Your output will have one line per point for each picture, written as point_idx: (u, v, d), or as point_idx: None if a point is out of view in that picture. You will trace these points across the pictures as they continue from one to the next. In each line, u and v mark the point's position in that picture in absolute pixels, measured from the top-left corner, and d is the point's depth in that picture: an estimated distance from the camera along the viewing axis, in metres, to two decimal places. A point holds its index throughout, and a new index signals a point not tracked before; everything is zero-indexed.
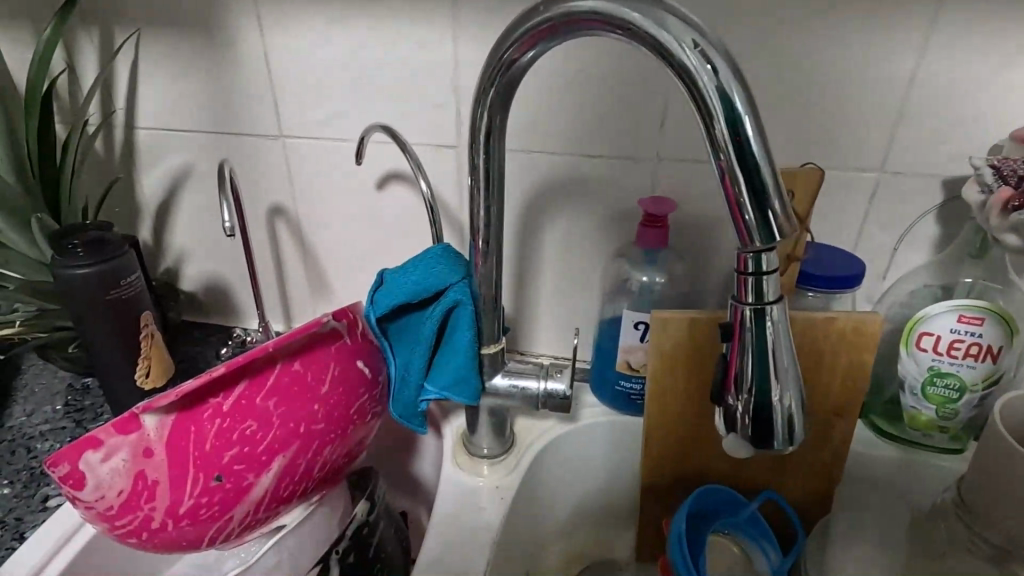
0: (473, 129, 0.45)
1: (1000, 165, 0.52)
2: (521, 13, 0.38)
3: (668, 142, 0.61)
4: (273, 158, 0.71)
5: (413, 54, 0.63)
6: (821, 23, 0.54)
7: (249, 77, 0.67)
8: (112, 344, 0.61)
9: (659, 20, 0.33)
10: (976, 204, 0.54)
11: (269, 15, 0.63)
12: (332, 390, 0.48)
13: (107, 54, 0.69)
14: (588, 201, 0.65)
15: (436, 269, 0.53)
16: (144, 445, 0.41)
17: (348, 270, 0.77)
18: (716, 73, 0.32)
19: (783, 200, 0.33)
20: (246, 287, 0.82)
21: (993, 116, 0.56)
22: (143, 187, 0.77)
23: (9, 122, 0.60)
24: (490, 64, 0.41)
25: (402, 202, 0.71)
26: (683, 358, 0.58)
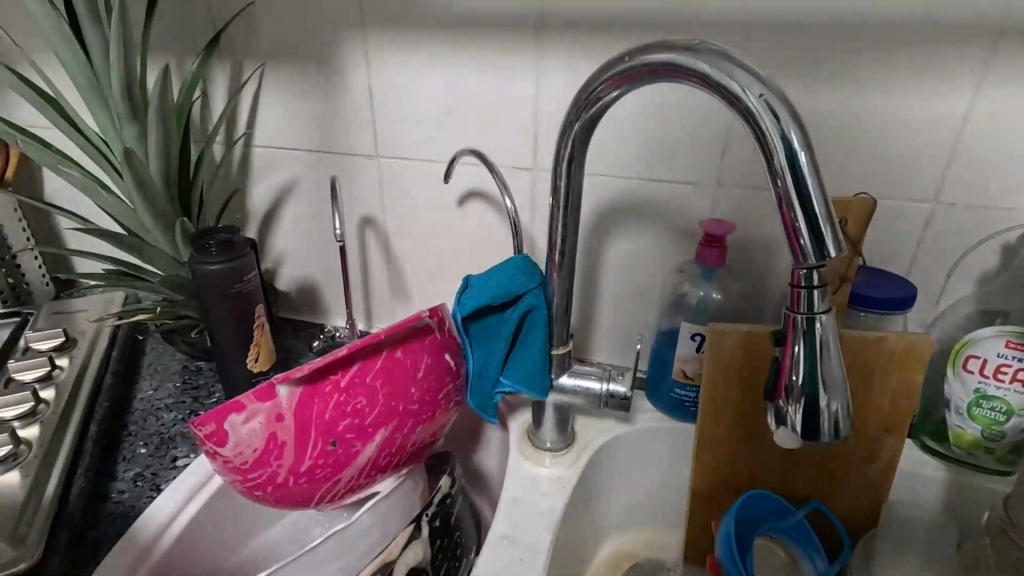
0: (557, 156, 0.52)
1: None
2: (608, 61, 0.45)
3: (728, 170, 0.67)
4: (368, 176, 0.81)
5: (499, 86, 0.71)
6: (877, 65, 0.59)
7: (354, 104, 0.77)
8: (232, 331, 0.71)
9: (728, 72, 0.39)
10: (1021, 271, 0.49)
11: (376, 53, 0.73)
12: (426, 376, 0.55)
13: (235, 84, 0.81)
14: (651, 221, 0.71)
15: (516, 275, 0.60)
16: (278, 411, 0.49)
17: (427, 276, 0.85)
18: (777, 118, 0.38)
19: (835, 226, 0.38)
20: (334, 289, 0.92)
21: None
22: (254, 198, 0.88)
23: (166, 141, 0.68)
24: (579, 102, 0.48)
25: (480, 218, 0.79)
26: (737, 368, 0.63)
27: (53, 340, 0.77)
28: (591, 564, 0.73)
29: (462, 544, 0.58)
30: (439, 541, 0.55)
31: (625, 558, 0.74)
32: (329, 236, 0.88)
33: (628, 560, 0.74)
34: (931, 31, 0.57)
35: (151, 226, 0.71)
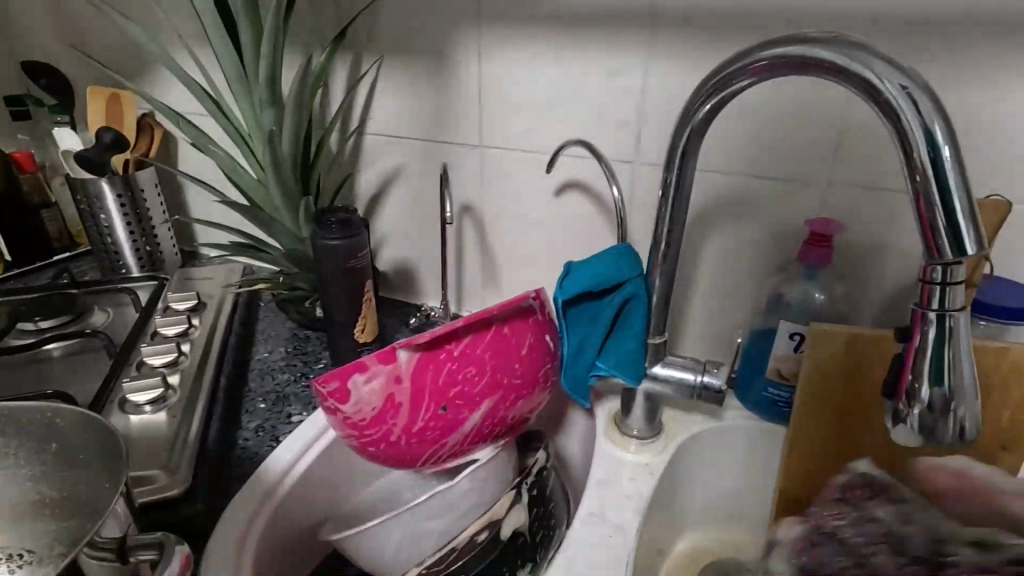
0: (672, 148, 0.53)
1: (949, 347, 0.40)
2: (737, 54, 0.46)
3: (840, 169, 0.65)
4: (471, 164, 0.85)
5: (606, 80, 0.73)
6: (1017, 63, 0.56)
7: (463, 95, 0.81)
8: (344, 302, 0.77)
9: (867, 63, 0.39)
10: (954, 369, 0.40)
11: (488, 47, 0.77)
12: (529, 353, 0.58)
13: (353, 75, 0.87)
14: (753, 218, 0.70)
15: (617, 264, 0.62)
16: (396, 373, 0.53)
17: (519, 263, 0.88)
18: (919, 111, 0.38)
19: (976, 224, 0.37)
20: (428, 271, 0.97)
21: None
22: (362, 181, 0.94)
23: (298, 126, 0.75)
24: (701, 93, 0.49)
25: (576, 208, 0.81)
26: (838, 371, 0.62)
27: (187, 302, 0.85)
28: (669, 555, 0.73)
29: (553, 517, 0.61)
30: (536, 510, 0.59)
31: (702, 553, 0.74)
32: (429, 221, 0.93)
33: (706, 556, 0.74)
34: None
35: (280, 203, 0.78)
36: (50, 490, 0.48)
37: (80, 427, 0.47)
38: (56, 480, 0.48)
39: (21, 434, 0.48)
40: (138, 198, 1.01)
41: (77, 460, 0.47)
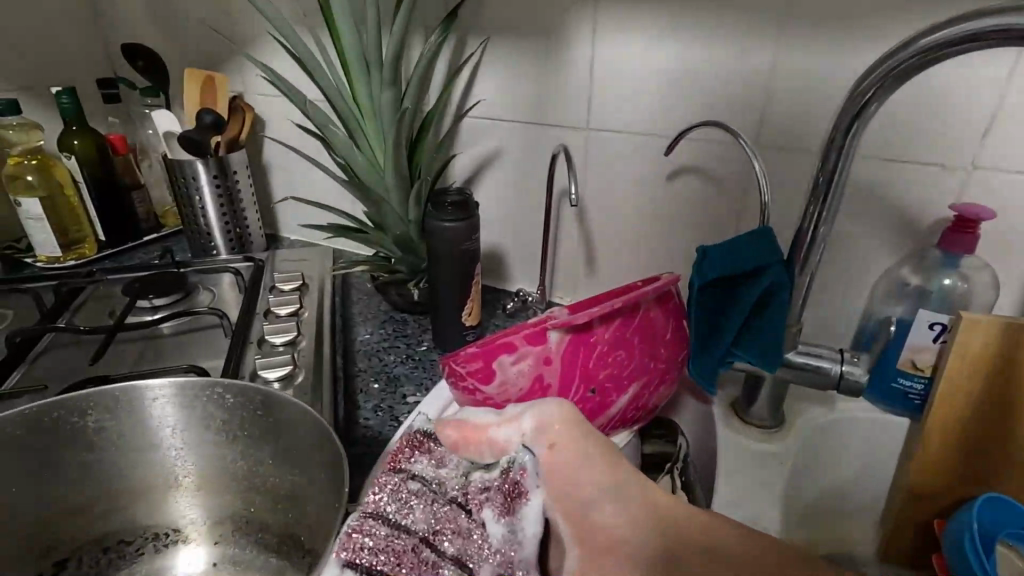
0: (849, 113, 0.51)
1: None
2: (965, 15, 0.43)
3: (990, 153, 0.62)
4: (575, 147, 0.84)
5: (731, 61, 0.71)
6: None
7: (573, 78, 0.80)
8: (455, 284, 0.77)
9: None
10: None
11: (605, 26, 0.75)
12: (672, 338, 0.58)
13: (458, 57, 0.86)
14: (885, 205, 0.68)
15: (757, 250, 0.60)
16: (546, 355, 0.53)
17: (620, 249, 0.87)
18: None
19: None
20: (520, 256, 0.96)
21: None
22: (457, 165, 0.94)
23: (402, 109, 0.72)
24: (906, 55, 0.47)
25: (686, 193, 0.79)
26: (990, 362, 0.59)
27: (293, 283, 0.86)
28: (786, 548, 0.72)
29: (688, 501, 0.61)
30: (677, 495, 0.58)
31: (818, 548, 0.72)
32: (525, 207, 0.92)
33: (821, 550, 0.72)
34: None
35: (394, 182, 0.78)
36: (246, 460, 0.59)
37: (269, 410, 0.55)
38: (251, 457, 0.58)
39: (214, 410, 0.57)
40: (231, 181, 1.02)
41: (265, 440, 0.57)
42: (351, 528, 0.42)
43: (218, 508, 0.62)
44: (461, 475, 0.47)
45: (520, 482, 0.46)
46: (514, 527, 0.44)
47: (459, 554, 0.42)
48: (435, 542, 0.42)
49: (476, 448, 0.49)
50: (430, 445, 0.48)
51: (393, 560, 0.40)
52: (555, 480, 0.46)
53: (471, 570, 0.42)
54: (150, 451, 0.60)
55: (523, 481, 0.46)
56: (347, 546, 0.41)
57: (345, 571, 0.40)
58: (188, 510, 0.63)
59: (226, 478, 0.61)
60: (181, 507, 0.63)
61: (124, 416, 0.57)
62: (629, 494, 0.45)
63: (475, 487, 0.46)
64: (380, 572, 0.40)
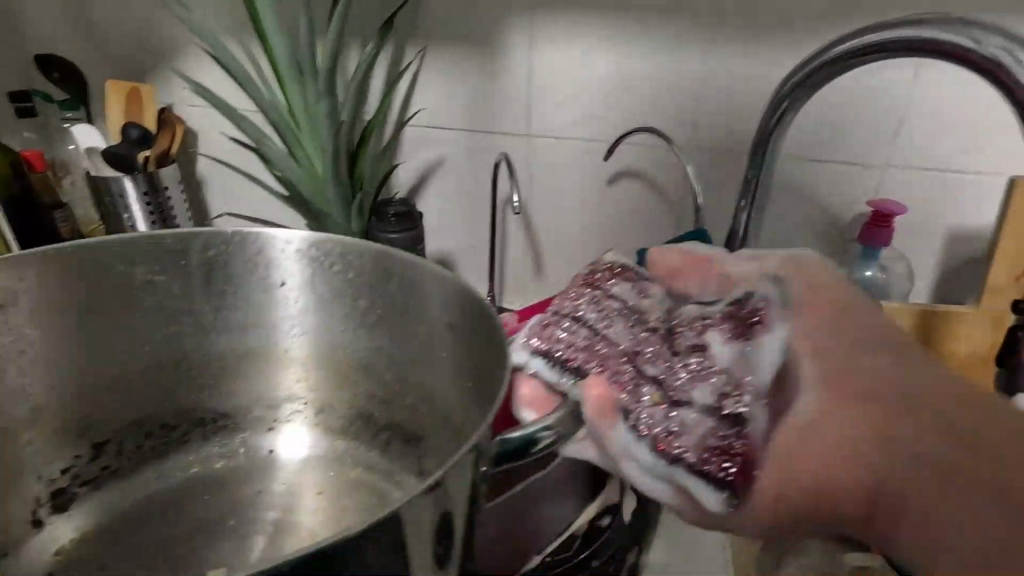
0: (766, 124, 0.54)
1: None
2: (866, 29, 0.48)
3: (900, 151, 0.67)
4: (518, 152, 0.84)
5: (664, 66, 0.73)
6: None
7: (513, 84, 0.81)
8: None
9: (976, 37, 0.44)
10: None
11: (543, 34, 0.77)
12: None
13: (397, 66, 0.85)
14: (810, 202, 0.72)
15: None
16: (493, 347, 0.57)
17: (566, 252, 0.88)
18: None
19: None
20: (469, 263, 0.96)
21: None
22: (401, 174, 0.93)
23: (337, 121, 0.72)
24: (817, 67, 0.50)
25: (627, 195, 0.81)
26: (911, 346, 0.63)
27: None
28: None
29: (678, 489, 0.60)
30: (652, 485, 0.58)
31: None
32: (472, 213, 0.92)
33: None
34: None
35: (333, 195, 0.76)
36: (356, 330, 0.64)
37: (401, 282, 0.58)
38: (348, 267, 0.60)
39: (323, 270, 0.61)
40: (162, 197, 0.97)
41: (396, 297, 0.60)
42: (546, 321, 0.47)
43: (337, 389, 0.69)
44: (669, 307, 0.46)
45: (761, 312, 0.42)
46: (744, 351, 0.41)
47: (659, 377, 0.42)
48: (640, 357, 0.43)
49: (692, 282, 0.48)
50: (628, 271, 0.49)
51: (585, 353, 0.44)
52: (806, 321, 0.42)
53: (684, 403, 0.40)
54: (273, 319, 0.66)
55: (766, 313, 0.42)
56: (542, 335, 0.47)
57: (535, 356, 0.46)
58: (290, 387, 0.70)
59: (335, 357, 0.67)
60: (287, 381, 0.70)
61: (248, 267, 0.62)
62: (916, 356, 0.41)
63: (693, 317, 0.44)
64: (568, 362, 0.44)
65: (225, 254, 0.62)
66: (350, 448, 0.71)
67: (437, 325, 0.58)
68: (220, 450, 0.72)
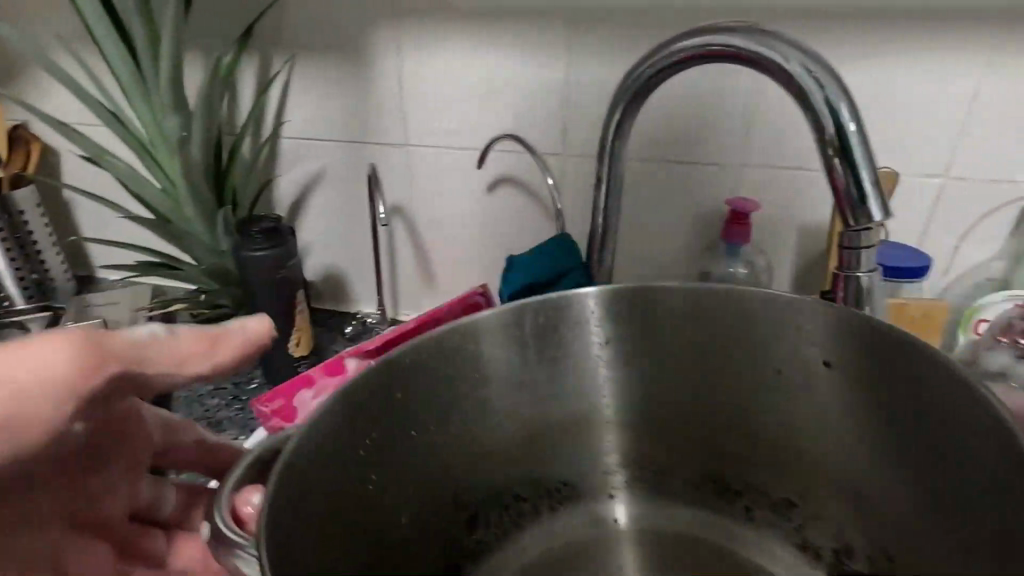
0: (604, 134, 0.55)
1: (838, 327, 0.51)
2: (665, 42, 0.48)
3: (752, 151, 0.70)
4: (398, 162, 0.83)
5: (530, 73, 0.73)
6: (897, 49, 0.61)
7: (385, 94, 0.79)
8: (274, 316, 0.73)
9: (778, 51, 0.43)
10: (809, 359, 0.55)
11: (408, 42, 0.75)
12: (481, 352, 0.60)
13: (265, 77, 0.82)
14: (677, 202, 0.74)
15: (557, 257, 0.63)
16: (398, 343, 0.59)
17: (456, 260, 0.88)
18: (825, 91, 0.42)
19: (886, 207, 0.43)
20: (361, 276, 0.94)
21: None
22: (281, 188, 0.89)
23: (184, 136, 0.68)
24: (634, 80, 0.51)
25: (509, 202, 0.82)
26: None
27: (93, 331, 0.77)
28: None
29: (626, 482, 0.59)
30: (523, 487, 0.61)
31: None
32: (357, 223, 0.90)
33: None
34: (955, 13, 0.59)
35: (195, 214, 0.73)
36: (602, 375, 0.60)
37: (645, 313, 0.57)
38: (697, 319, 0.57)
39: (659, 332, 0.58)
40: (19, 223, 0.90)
41: (754, 346, 0.57)
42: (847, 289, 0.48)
43: (675, 452, 0.63)
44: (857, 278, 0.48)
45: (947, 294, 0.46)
46: None
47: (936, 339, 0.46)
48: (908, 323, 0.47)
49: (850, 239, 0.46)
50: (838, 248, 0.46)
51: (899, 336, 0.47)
52: None
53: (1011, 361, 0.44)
54: (638, 363, 0.59)
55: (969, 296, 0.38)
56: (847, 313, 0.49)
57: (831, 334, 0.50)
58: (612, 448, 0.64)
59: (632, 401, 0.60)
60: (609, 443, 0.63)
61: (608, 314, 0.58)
62: None
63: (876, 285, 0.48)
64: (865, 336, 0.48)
65: (557, 313, 0.57)
66: (718, 520, 0.63)
67: (804, 403, 0.56)
68: (569, 522, 0.65)
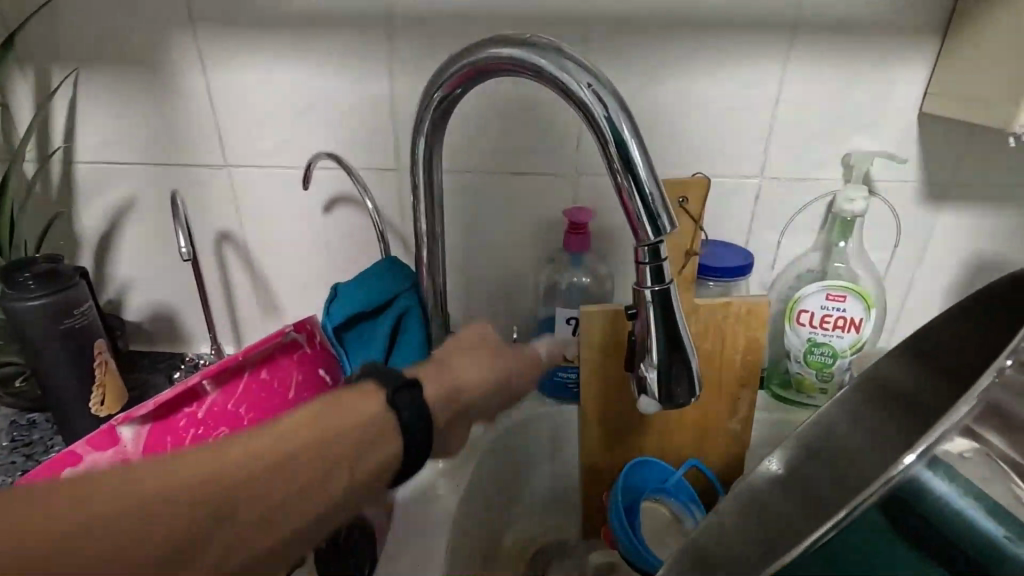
0: (412, 152, 0.51)
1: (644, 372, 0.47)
2: (452, 56, 0.46)
3: (585, 159, 0.69)
4: (219, 186, 0.75)
5: (351, 84, 0.68)
6: (701, 57, 0.64)
7: (191, 110, 0.71)
8: (65, 373, 0.63)
9: (559, 65, 0.41)
10: (642, 406, 0.48)
11: (211, 52, 0.68)
12: (298, 392, 0.58)
13: (44, 94, 0.71)
14: (519, 213, 0.72)
15: (385, 280, 0.60)
16: (217, 402, 0.54)
17: (299, 286, 0.81)
18: (605, 106, 0.41)
19: (673, 221, 0.42)
20: (194, 313, 0.84)
21: (851, 130, 0.66)
22: (83, 221, 0.78)
23: None
24: (429, 96, 0.48)
25: (349, 222, 0.76)
26: (611, 346, 0.65)
27: None
28: (496, 556, 0.72)
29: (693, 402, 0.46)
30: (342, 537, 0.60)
31: (529, 546, 0.74)
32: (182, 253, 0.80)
33: (530, 547, 0.75)
34: (748, 20, 0.62)
35: None
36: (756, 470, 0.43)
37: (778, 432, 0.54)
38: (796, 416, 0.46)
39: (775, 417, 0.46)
40: None
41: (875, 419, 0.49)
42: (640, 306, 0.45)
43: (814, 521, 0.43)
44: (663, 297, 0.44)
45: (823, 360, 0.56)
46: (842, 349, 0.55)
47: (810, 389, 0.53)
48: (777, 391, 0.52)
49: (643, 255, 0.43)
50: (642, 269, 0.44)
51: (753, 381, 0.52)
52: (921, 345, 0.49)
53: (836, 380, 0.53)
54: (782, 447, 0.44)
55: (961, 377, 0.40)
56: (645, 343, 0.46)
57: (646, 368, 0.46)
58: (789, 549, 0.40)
59: (783, 525, 0.50)
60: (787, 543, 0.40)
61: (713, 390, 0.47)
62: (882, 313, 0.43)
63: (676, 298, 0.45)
64: (669, 358, 0.46)
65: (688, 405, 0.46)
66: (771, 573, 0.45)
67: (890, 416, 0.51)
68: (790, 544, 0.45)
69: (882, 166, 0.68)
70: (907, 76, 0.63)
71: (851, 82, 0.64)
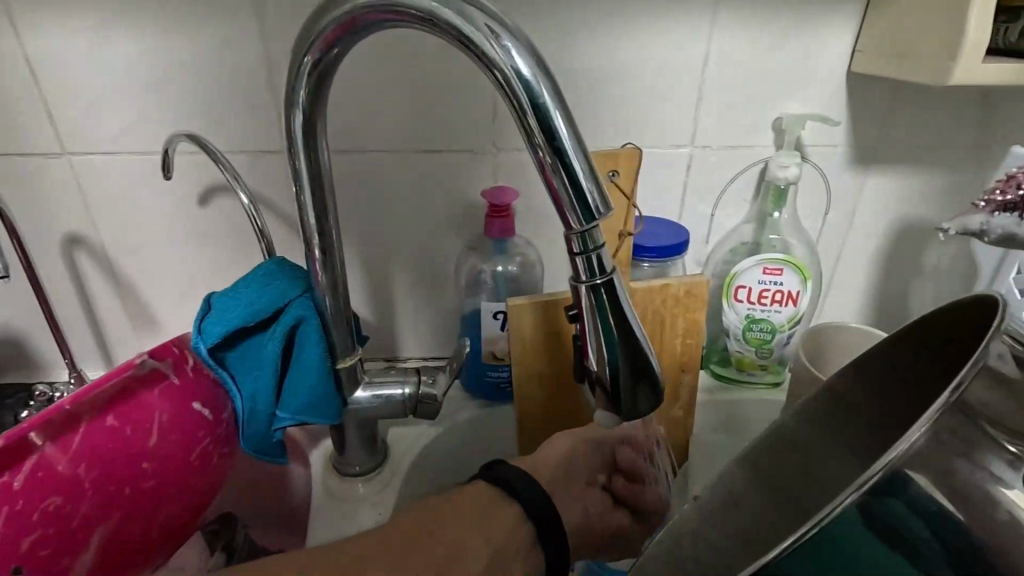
0: (286, 126, 0.41)
1: (592, 378, 0.41)
2: (321, 5, 0.36)
3: (503, 133, 0.61)
4: (58, 179, 0.61)
5: (214, 49, 0.56)
6: (624, 13, 0.57)
7: (7, 85, 0.56)
8: None
9: (457, 12, 0.33)
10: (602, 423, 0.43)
11: (24, 10, 0.53)
12: (163, 439, 0.45)
13: None
14: (431, 197, 0.64)
15: (270, 286, 0.50)
16: (47, 463, 0.39)
17: (179, 296, 0.68)
18: (517, 62, 0.33)
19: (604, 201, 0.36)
20: (45, 335, 0.69)
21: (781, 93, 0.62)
22: None
23: None
24: (298, 56, 0.38)
25: (229, 217, 0.64)
26: (543, 343, 0.59)
27: None
28: None
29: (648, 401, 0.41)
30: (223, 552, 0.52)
31: None
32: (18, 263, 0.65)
33: None
34: None
35: None
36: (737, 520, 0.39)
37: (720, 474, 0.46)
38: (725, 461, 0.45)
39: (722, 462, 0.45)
40: None
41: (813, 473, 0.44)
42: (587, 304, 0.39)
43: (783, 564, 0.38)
44: (605, 291, 0.38)
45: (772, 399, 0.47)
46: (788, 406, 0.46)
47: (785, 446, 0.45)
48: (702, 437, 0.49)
49: (580, 240, 0.37)
50: (582, 264, 0.38)
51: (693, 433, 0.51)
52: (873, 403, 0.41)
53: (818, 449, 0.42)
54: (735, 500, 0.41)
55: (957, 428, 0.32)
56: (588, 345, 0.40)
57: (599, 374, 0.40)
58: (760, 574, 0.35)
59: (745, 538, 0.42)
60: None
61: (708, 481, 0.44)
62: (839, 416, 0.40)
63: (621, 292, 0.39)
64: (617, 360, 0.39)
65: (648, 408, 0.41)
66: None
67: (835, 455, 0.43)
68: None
69: (812, 131, 0.65)
70: (835, 33, 0.60)
71: (778, 41, 0.60)
